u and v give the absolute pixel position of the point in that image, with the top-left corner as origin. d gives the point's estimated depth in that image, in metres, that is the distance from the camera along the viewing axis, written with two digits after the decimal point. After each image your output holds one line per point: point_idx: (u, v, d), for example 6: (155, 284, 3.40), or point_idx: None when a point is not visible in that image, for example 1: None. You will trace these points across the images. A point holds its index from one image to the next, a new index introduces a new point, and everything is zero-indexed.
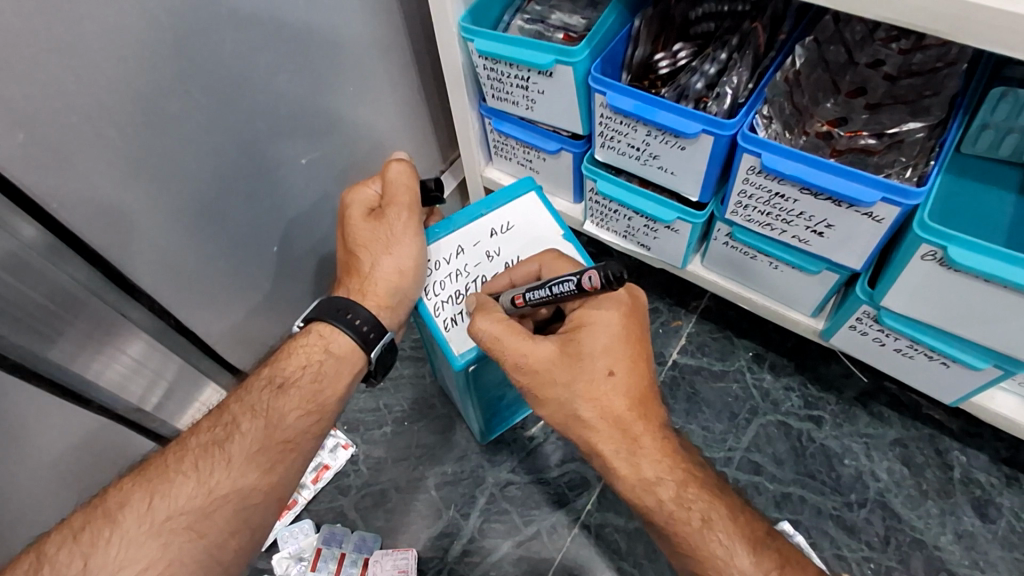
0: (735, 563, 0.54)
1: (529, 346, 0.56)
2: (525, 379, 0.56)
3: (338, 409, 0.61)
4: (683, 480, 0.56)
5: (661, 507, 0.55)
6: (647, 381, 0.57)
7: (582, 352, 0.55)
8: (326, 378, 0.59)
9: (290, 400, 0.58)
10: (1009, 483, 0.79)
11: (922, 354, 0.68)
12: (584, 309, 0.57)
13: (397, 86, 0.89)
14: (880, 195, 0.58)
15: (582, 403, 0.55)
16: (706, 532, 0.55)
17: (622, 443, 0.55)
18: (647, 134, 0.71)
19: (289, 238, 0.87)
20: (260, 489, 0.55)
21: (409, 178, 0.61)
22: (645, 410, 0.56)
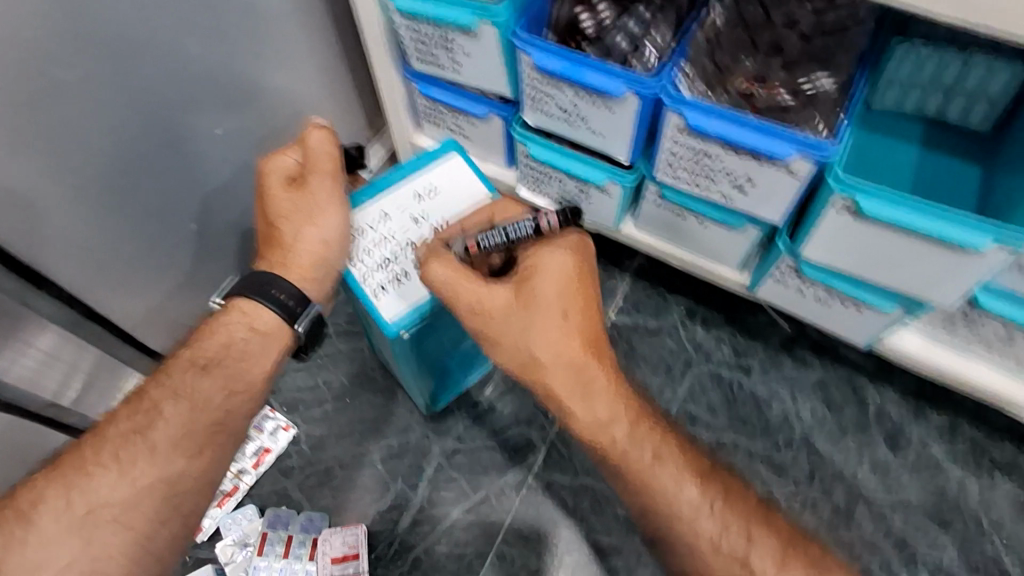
0: (682, 496, 0.53)
1: (483, 291, 0.55)
2: (479, 324, 0.55)
3: (269, 388, 0.59)
4: (636, 420, 0.56)
5: (614, 446, 0.55)
6: (599, 325, 0.56)
7: (536, 297, 0.54)
8: (251, 356, 0.57)
9: (214, 380, 0.55)
10: (917, 416, 0.86)
11: (837, 301, 0.73)
12: (534, 253, 0.56)
13: (316, 51, 0.85)
14: (795, 150, 0.60)
15: (539, 345, 0.53)
16: (659, 468, 0.54)
17: (576, 384, 0.54)
18: (575, 96, 0.71)
19: (209, 215, 0.82)
20: (190, 475, 0.53)
21: (331, 145, 0.57)
22: (600, 353, 0.55)
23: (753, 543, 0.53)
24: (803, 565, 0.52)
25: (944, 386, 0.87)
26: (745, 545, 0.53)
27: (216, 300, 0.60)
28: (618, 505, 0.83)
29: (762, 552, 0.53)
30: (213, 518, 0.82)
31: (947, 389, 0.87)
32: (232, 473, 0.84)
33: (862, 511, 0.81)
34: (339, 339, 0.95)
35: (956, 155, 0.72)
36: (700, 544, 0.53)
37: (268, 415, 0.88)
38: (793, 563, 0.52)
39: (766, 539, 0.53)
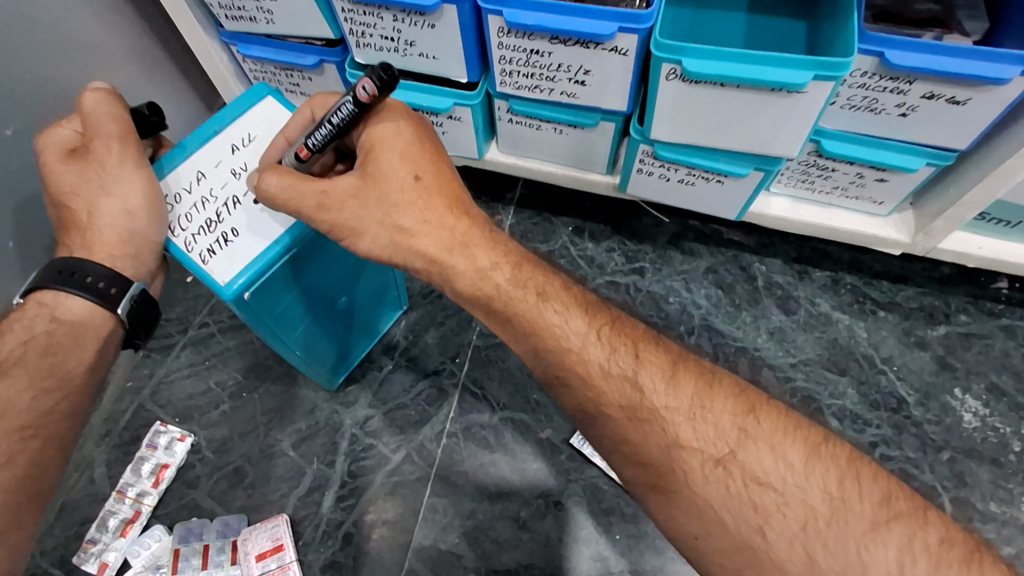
0: (570, 326, 0.50)
1: (326, 184, 0.51)
2: (334, 219, 0.52)
3: (91, 379, 0.55)
4: (516, 261, 0.53)
5: (500, 292, 0.52)
6: (457, 181, 0.54)
7: (382, 168, 0.51)
8: (62, 349, 0.53)
9: (16, 381, 0.51)
10: (802, 277, 0.89)
11: (700, 178, 0.73)
12: (370, 128, 0.53)
13: (117, 26, 0.76)
14: (616, 25, 0.59)
15: (400, 212, 0.52)
16: (543, 305, 0.51)
17: (449, 240, 0.52)
18: (393, 19, 0.67)
19: (31, 228, 0.74)
20: (3, 488, 0.50)
21: (110, 104, 0.52)
22: (463, 207, 0.54)
23: (642, 361, 0.48)
24: (693, 379, 0.48)
25: (821, 246, 0.91)
26: (635, 363, 0.48)
27: (18, 295, 0.55)
28: (540, 430, 0.83)
29: (651, 367, 0.48)
30: (118, 549, 0.76)
31: (824, 248, 0.91)
32: (129, 499, 0.78)
33: (768, 377, 0.83)
34: (225, 336, 0.89)
35: (783, 13, 0.73)
36: (592, 371, 0.49)
37: (160, 430, 0.82)
38: (683, 377, 0.48)
39: (657, 356, 0.49)
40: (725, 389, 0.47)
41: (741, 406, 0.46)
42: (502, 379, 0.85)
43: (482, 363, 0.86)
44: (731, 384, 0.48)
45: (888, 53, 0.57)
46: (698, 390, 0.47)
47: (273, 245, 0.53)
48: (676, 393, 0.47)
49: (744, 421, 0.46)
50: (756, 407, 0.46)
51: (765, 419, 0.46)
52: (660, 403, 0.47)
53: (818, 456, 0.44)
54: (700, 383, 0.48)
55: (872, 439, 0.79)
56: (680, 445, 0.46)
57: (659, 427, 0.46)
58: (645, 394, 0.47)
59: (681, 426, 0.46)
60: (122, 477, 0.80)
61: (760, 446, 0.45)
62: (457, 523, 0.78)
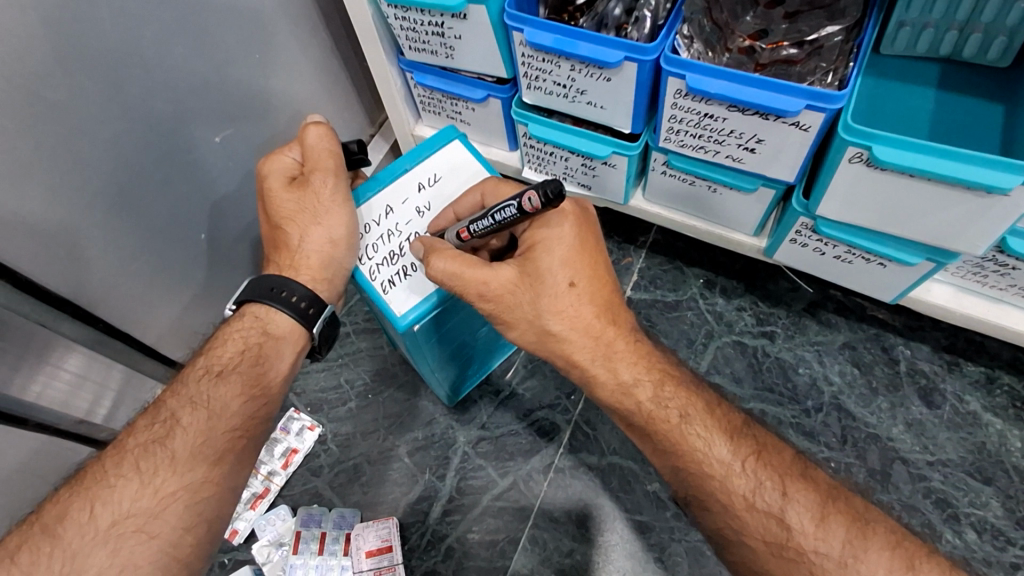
0: (713, 453, 0.50)
1: (486, 275, 0.53)
2: (491, 309, 0.54)
3: (283, 389, 0.60)
4: (659, 380, 0.53)
5: (640, 409, 0.53)
6: (610, 285, 0.54)
7: (540, 270, 0.52)
8: (268, 360, 0.58)
9: (231, 386, 0.56)
10: (951, 369, 0.83)
11: (860, 258, 0.70)
12: (535, 228, 0.54)
13: (311, 48, 0.84)
14: (804, 103, 0.58)
15: (550, 318, 0.52)
16: (685, 427, 0.52)
17: (597, 351, 0.53)
18: (570, 69, 0.69)
19: (217, 223, 0.82)
20: (212, 481, 0.53)
21: (330, 142, 0.58)
22: (612, 315, 0.53)
23: (790, 499, 0.49)
24: (846, 525, 0.47)
25: (977, 338, 0.84)
26: (782, 500, 0.49)
27: (228, 306, 0.62)
28: (648, 482, 0.82)
29: (799, 507, 0.48)
30: (247, 520, 0.82)
31: (980, 340, 0.84)
32: (261, 475, 0.85)
33: (900, 471, 0.79)
34: (360, 337, 0.95)
35: (977, 93, 0.69)
36: (735, 501, 0.49)
37: (294, 416, 0.89)
38: (834, 521, 0.47)
39: (805, 495, 0.49)
40: (880, 541, 0.47)
41: (898, 562, 0.46)
42: (616, 424, 0.86)
43: (597, 404, 0.87)
44: (887, 535, 0.47)
45: None
46: (851, 537, 0.47)
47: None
48: (826, 537, 0.47)
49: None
50: (916, 564, 0.46)
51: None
52: (809, 545, 0.47)
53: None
54: (853, 529, 0.47)
55: (1014, 561, 0.73)
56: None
57: (806, 570, 0.47)
58: (793, 534, 0.48)
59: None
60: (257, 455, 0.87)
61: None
62: (555, 560, 0.80)
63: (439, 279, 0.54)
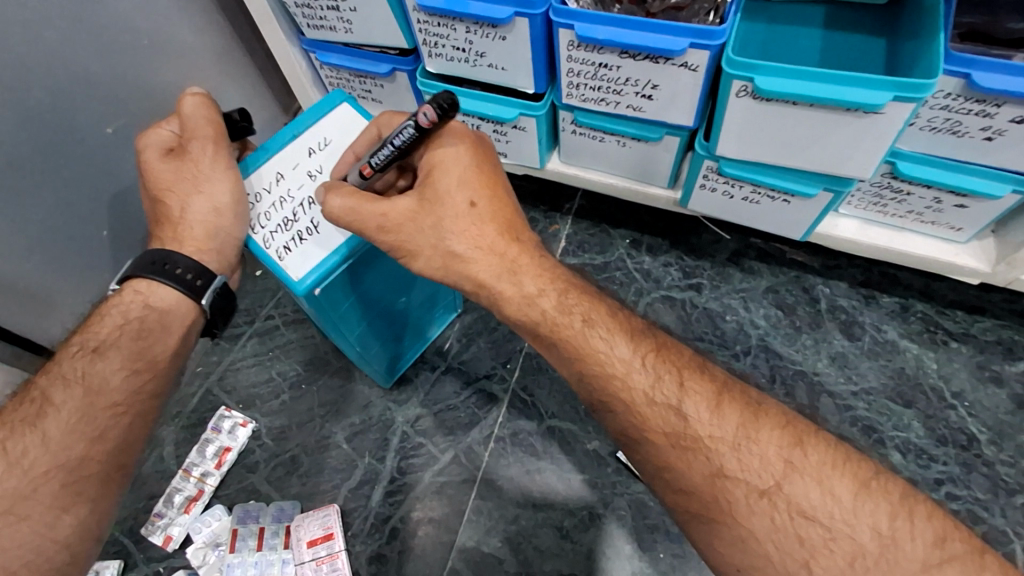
0: (615, 354, 0.48)
1: (385, 206, 0.50)
2: (393, 241, 0.51)
3: (173, 365, 0.58)
4: (564, 288, 0.51)
5: (546, 318, 0.50)
6: (511, 205, 0.52)
7: (439, 193, 0.50)
8: (153, 334, 0.55)
9: (111, 361, 0.54)
10: (868, 302, 0.86)
11: (766, 197, 0.72)
12: (430, 151, 0.51)
13: (208, 34, 0.82)
14: (688, 41, 0.59)
15: (455, 239, 0.50)
16: (589, 331, 0.49)
17: (502, 267, 0.51)
18: (466, 31, 0.68)
19: (121, 220, 0.79)
20: (94, 459, 0.52)
21: (208, 109, 0.55)
22: (515, 233, 0.52)
23: (687, 390, 0.46)
24: (740, 410, 0.45)
25: (890, 270, 0.88)
26: (679, 392, 0.46)
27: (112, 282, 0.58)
28: (587, 441, 0.83)
29: (696, 398, 0.46)
30: (182, 525, 0.80)
31: (894, 273, 0.87)
32: (194, 478, 0.82)
33: (827, 404, 0.81)
34: (289, 329, 0.93)
35: (862, 30, 0.71)
36: (635, 399, 0.47)
37: (225, 414, 0.86)
38: (729, 408, 0.45)
39: (701, 385, 0.46)
40: (771, 421, 0.45)
41: (787, 437, 0.44)
42: (552, 388, 0.86)
43: (532, 371, 0.87)
44: (778, 415, 0.45)
45: (976, 74, 0.55)
46: (743, 420, 0.45)
47: (342, 245, 0.57)
48: (721, 423, 0.45)
49: (790, 453, 0.43)
50: (804, 439, 0.44)
51: (813, 450, 0.43)
52: (705, 431, 0.45)
53: (867, 491, 0.42)
54: (746, 413, 0.45)
55: (938, 477, 0.76)
56: (723, 474, 0.44)
57: (703, 456, 0.44)
58: (690, 423, 0.45)
59: (726, 457, 0.44)
60: (187, 457, 0.84)
61: (808, 479, 0.42)
62: (501, 527, 0.79)
63: (339, 218, 0.51)
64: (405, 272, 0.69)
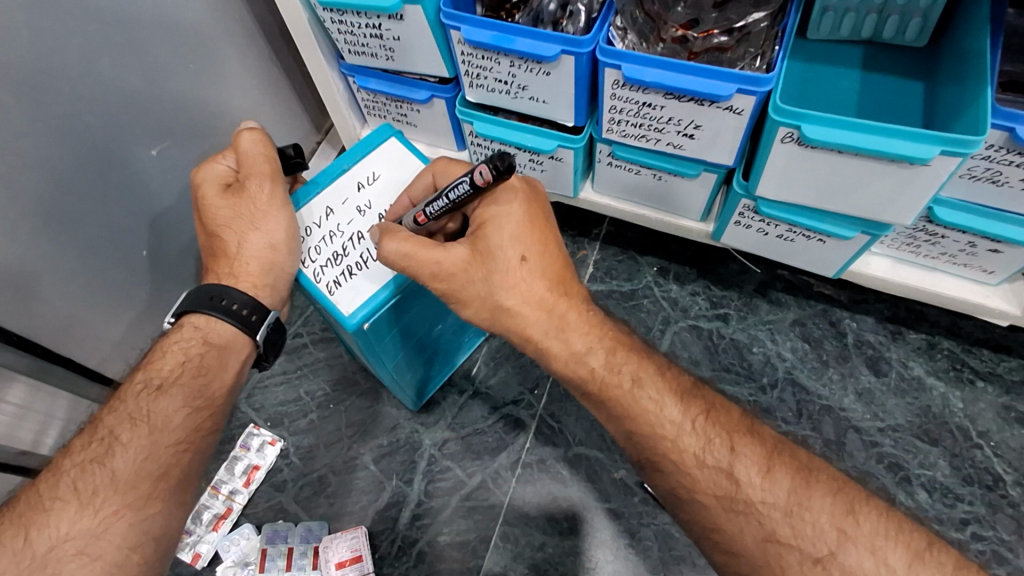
0: (665, 414, 0.52)
1: (439, 255, 0.53)
2: (444, 288, 0.54)
3: (229, 400, 0.60)
4: (612, 345, 0.55)
5: (593, 376, 0.54)
6: (562, 260, 0.55)
7: (491, 247, 0.53)
8: (211, 371, 0.57)
9: (173, 400, 0.56)
10: (895, 338, 0.87)
11: (801, 236, 0.73)
12: (484, 206, 0.55)
13: (248, 57, 0.83)
14: (735, 87, 0.60)
15: (503, 294, 0.53)
16: (637, 391, 0.53)
17: (550, 323, 0.54)
18: (510, 65, 0.69)
19: (159, 239, 0.80)
20: (157, 497, 0.53)
21: (265, 147, 0.57)
22: (565, 288, 0.55)
23: (737, 453, 0.50)
24: (791, 475, 0.49)
25: (918, 307, 0.88)
26: (730, 456, 0.50)
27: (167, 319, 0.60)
28: (614, 470, 0.83)
29: (747, 461, 0.50)
30: (210, 542, 0.80)
31: (921, 309, 0.88)
32: (222, 496, 0.82)
33: (853, 440, 0.81)
34: (317, 347, 0.93)
35: (898, 73, 0.72)
36: (686, 460, 0.51)
37: (254, 432, 0.87)
38: (780, 473, 0.49)
39: (752, 450, 0.50)
40: (822, 488, 0.48)
41: (839, 506, 0.47)
42: (579, 416, 0.86)
43: (560, 397, 0.88)
44: (829, 482, 0.49)
45: (1021, 128, 0.56)
46: (799, 486, 0.48)
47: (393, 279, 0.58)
48: (773, 488, 0.48)
49: (842, 522, 0.47)
50: (855, 508, 0.47)
51: (865, 520, 0.47)
52: (757, 497, 0.48)
53: (921, 562, 0.45)
54: (797, 479, 0.49)
55: (964, 517, 0.76)
56: (777, 540, 0.47)
57: (755, 521, 0.48)
58: (741, 487, 0.49)
59: (778, 524, 0.47)
60: (216, 474, 0.85)
61: (861, 549, 0.46)
62: (527, 554, 0.80)
63: (395, 261, 0.54)
64: (442, 305, 0.71)
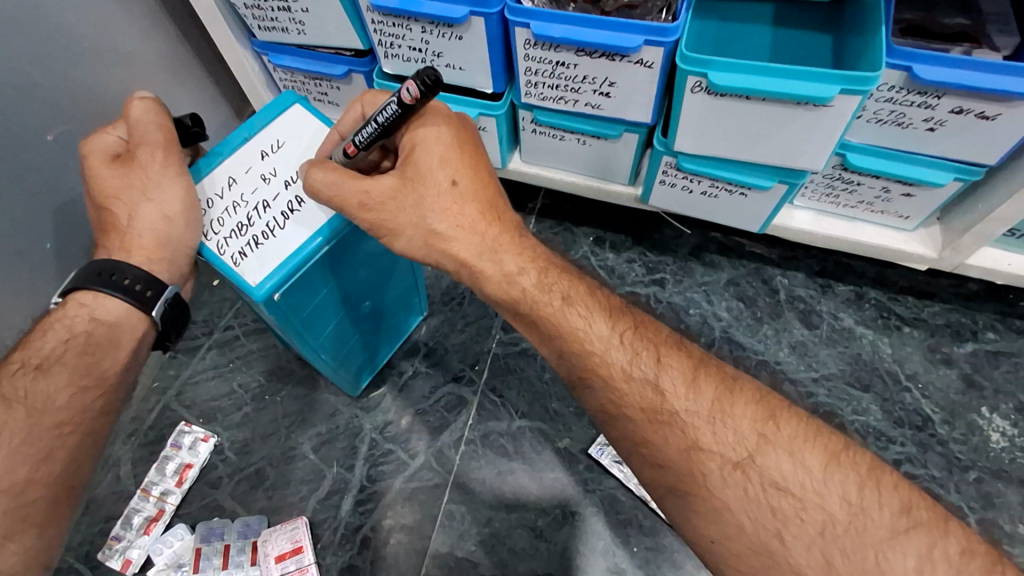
0: (594, 330, 0.50)
1: (368, 183, 0.50)
2: (373, 219, 0.51)
3: (125, 379, 0.58)
4: (543, 267, 0.52)
5: (525, 297, 0.51)
6: (493, 183, 0.52)
7: (421, 171, 0.50)
8: (101, 349, 0.54)
9: (56, 379, 0.53)
10: (825, 291, 0.89)
11: (723, 191, 0.74)
12: (411, 130, 0.51)
13: (154, 36, 0.79)
14: (643, 38, 0.59)
15: (434, 216, 0.50)
16: (568, 309, 0.51)
17: (482, 246, 0.51)
18: (422, 31, 0.68)
19: (67, 231, 0.76)
20: (40, 483, 0.52)
21: (158, 115, 0.55)
22: (497, 212, 0.52)
23: (664, 365, 0.49)
24: (715, 385, 0.48)
25: (845, 260, 0.90)
26: (656, 367, 0.49)
27: (55, 295, 0.57)
28: (558, 439, 0.83)
29: (672, 372, 0.48)
30: (141, 547, 0.77)
31: (848, 261, 0.90)
32: (154, 497, 0.79)
33: (790, 392, 0.82)
34: (249, 339, 0.90)
35: (808, 27, 0.73)
36: (615, 376, 0.49)
37: (185, 430, 0.83)
38: (704, 382, 0.48)
39: (678, 360, 0.49)
40: (744, 395, 0.47)
41: (761, 412, 0.47)
42: (521, 388, 0.86)
43: (501, 371, 0.87)
44: (752, 392, 0.48)
45: (916, 66, 0.57)
46: (720, 395, 0.47)
47: (312, 238, 0.56)
48: (697, 398, 0.47)
49: (763, 427, 0.46)
50: (776, 413, 0.47)
51: (785, 425, 0.46)
52: (681, 406, 0.47)
53: (837, 463, 0.44)
54: (721, 388, 0.48)
55: (897, 457, 0.78)
56: (699, 448, 0.46)
57: (679, 430, 0.47)
58: (666, 398, 0.48)
59: (700, 430, 0.46)
60: (146, 476, 0.81)
61: (780, 452, 0.45)
62: (475, 530, 0.78)
63: (320, 193, 0.51)
64: (387, 256, 0.69)
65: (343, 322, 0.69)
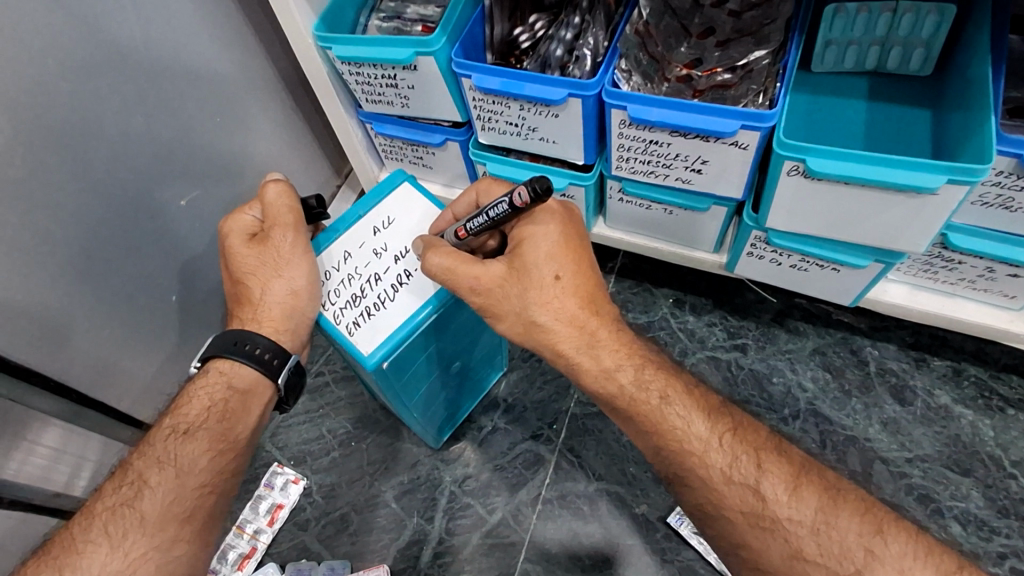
0: (693, 430, 0.52)
1: (479, 270, 0.54)
2: (480, 302, 0.55)
3: (253, 440, 0.62)
4: (640, 363, 0.55)
5: (623, 392, 0.54)
6: (594, 279, 0.55)
7: (527, 265, 0.54)
8: (235, 415, 0.60)
9: (198, 443, 0.58)
10: (919, 365, 0.85)
11: (814, 265, 0.73)
12: (522, 224, 0.55)
13: (272, 108, 0.87)
14: (739, 123, 0.61)
15: (537, 310, 0.53)
16: (665, 408, 0.53)
17: (581, 340, 0.54)
18: (520, 108, 0.72)
19: (187, 284, 0.84)
20: (183, 539, 0.56)
21: (289, 198, 0.61)
22: (596, 307, 0.55)
23: (765, 471, 0.50)
24: (818, 494, 0.50)
25: (941, 333, 0.87)
26: (757, 472, 0.50)
27: (194, 363, 0.63)
28: (635, 505, 0.82)
29: (773, 478, 0.50)
30: None
31: (944, 335, 0.87)
32: (247, 535, 0.84)
33: (881, 471, 0.79)
34: (339, 386, 0.95)
35: (906, 102, 0.72)
36: (713, 476, 0.51)
37: (278, 471, 0.88)
38: (807, 492, 0.50)
39: (779, 467, 0.51)
40: (848, 509, 0.49)
41: (868, 526, 0.48)
42: (599, 450, 0.86)
43: (579, 432, 0.88)
44: (857, 502, 0.49)
45: None
46: (822, 505, 0.49)
47: (418, 312, 0.60)
48: (799, 506, 0.49)
49: (871, 542, 0.47)
50: (884, 528, 0.48)
51: (893, 541, 0.47)
52: (783, 513, 0.49)
53: None
54: (825, 498, 0.49)
55: (1000, 550, 0.74)
56: (802, 557, 0.48)
57: (781, 538, 0.49)
58: (768, 503, 0.49)
59: (805, 541, 0.48)
60: (241, 513, 0.86)
61: (889, 569, 0.46)
62: None
63: (436, 275, 0.55)
64: (477, 323, 0.72)
65: (434, 384, 0.73)
